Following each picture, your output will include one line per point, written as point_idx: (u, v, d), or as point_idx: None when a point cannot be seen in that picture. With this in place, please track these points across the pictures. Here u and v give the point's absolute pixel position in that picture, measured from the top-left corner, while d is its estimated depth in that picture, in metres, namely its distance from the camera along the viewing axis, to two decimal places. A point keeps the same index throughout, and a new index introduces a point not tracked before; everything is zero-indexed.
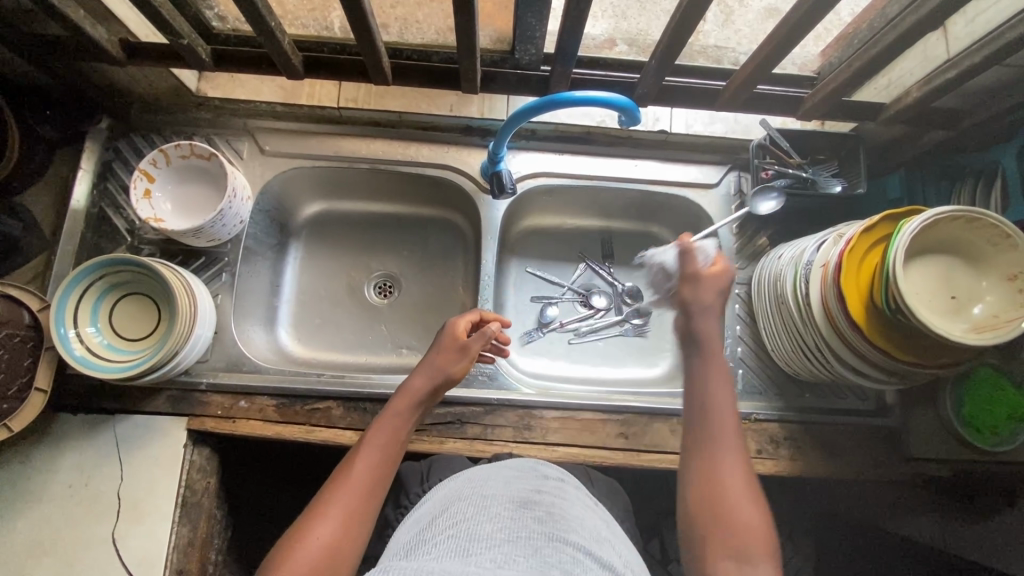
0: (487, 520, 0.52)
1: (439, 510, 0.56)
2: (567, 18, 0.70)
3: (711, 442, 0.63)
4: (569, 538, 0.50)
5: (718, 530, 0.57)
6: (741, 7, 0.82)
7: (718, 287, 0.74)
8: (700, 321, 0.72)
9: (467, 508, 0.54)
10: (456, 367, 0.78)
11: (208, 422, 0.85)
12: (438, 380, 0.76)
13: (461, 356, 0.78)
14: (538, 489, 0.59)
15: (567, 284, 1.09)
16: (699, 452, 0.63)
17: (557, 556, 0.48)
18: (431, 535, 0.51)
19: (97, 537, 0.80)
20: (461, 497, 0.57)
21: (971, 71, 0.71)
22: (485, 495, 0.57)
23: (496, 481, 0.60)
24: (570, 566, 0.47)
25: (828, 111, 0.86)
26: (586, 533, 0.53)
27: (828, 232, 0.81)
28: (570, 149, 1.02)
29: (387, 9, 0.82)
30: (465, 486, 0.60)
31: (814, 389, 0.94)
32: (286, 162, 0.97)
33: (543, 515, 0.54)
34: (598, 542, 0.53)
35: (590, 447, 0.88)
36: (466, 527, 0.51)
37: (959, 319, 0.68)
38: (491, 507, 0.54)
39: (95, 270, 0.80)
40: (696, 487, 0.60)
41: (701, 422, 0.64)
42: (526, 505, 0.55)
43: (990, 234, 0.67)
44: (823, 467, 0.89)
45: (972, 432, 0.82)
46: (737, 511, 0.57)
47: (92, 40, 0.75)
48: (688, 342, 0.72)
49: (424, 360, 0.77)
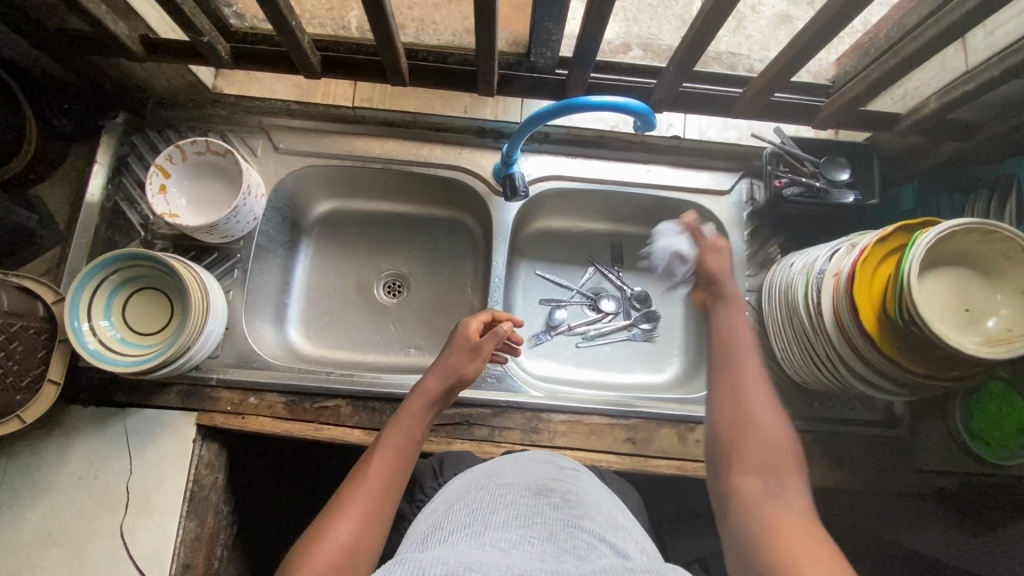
0: (503, 508, 0.54)
1: (457, 498, 0.59)
2: (586, 22, 0.70)
3: (738, 376, 0.69)
4: (584, 525, 0.51)
5: (747, 448, 0.62)
6: (753, 13, 0.82)
7: (727, 258, 0.85)
8: (725, 284, 0.82)
9: (484, 496, 0.57)
10: (468, 367, 0.79)
11: (219, 417, 0.86)
12: (451, 380, 0.77)
13: (473, 356, 0.79)
14: (553, 477, 0.61)
15: (576, 287, 1.10)
16: (727, 385, 0.69)
17: (572, 542, 0.49)
18: (449, 522, 0.53)
19: (106, 530, 0.80)
20: (478, 486, 0.60)
21: (990, 84, 0.71)
22: (501, 484, 0.59)
23: (512, 470, 0.63)
24: (585, 551, 0.48)
25: (844, 120, 0.86)
26: (602, 520, 0.54)
27: (841, 241, 0.81)
28: (583, 153, 1.02)
29: (404, 10, 0.81)
30: (482, 475, 0.63)
31: (823, 399, 0.94)
32: (298, 160, 0.98)
33: (558, 502, 0.55)
34: (613, 529, 0.54)
35: (597, 451, 0.88)
36: (481, 517, 0.53)
37: (973, 332, 0.67)
38: (507, 495, 0.56)
39: (109, 264, 0.80)
40: (726, 411, 0.66)
41: (726, 360, 0.72)
42: (541, 493, 0.57)
43: (1005, 247, 0.67)
44: (832, 477, 0.89)
45: (981, 446, 0.83)
46: (766, 434, 0.63)
47: (113, 35, 0.75)
48: (713, 301, 0.82)
49: (437, 360, 0.79)
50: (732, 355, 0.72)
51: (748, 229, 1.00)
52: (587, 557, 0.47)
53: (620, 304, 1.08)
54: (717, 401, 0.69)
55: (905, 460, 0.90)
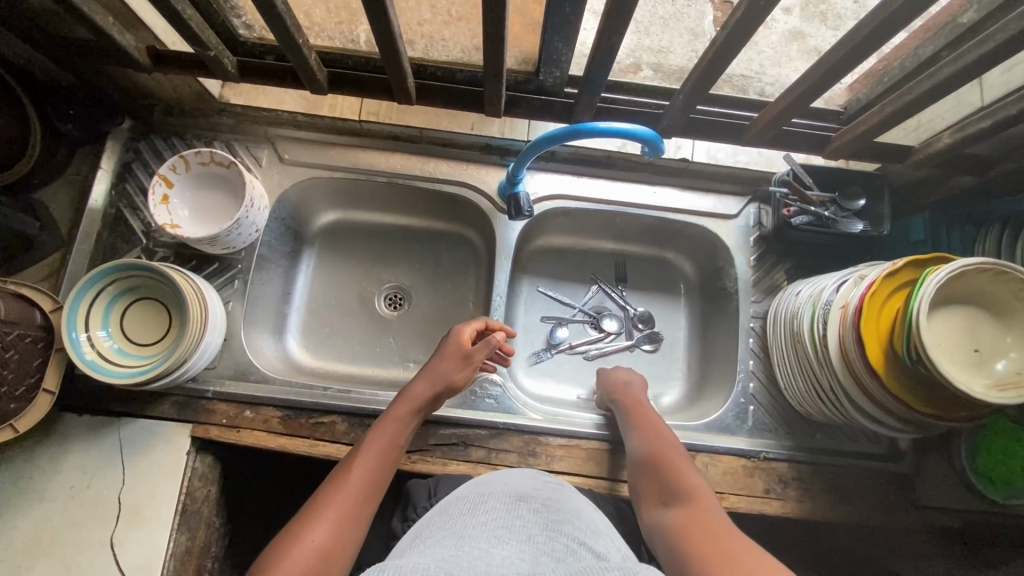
0: (482, 516, 0.53)
1: (437, 511, 0.58)
2: (596, 48, 0.70)
3: (653, 440, 0.73)
4: (563, 529, 0.51)
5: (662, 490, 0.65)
6: (765, 29, 0.87)
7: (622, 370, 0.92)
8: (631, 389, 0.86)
9: (463, 507, 0.56)
10: (458, 375, 0.80)
11: (213, 430, 0.85)
12: (439, 385, 0.78)
13: (464, 365, 0.81)
14: (535, 487, 0.61)
15: (579, 305, 1.08)
16: (642, 448, 0.72)
17: (550, 544, 0.48)
18: (428, 534, 0.52)
19: (95, 541, 0.79)
20: (461, 498, 0.59)
21: (1006, 122, 0.69)
22: (483, 493, 0.59)
23: (497, 483, 0.62)
24: (562, 553, 0.47)
25: (855, 151, 0.84)
26: (582, 525, 0.54)
27: (850, 272, 0.80)
28: (590, 172, 1.01)
29: (414, 26, 0.79)
30: (464, 488, 0.62)
31: (826, 430, 0.92)
32: (303, 172, 0.97)
33: (539, 507, 0.55)
34: (593, 535, 0.53)
35: (595, 477, 0.86)
36: (460, 524, 0.52)
37: (981, 374, 0.66)
38: (488, 502, 0.56)
39: (107, 274, 0.80)
40: (642, 470, 0.70)
41: (637, 431, 0.76)
42: (522, 499, 0.57)
43: (1017, 288, 0.65)
44: (831, 511, 0.87)
45: (986, 482, 0.84)
46: (680, 475, 0.65)
47: (119, 47, 0.75)
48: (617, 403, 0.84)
49: (428, 365, 0.80)
50: (643, 429, 0.75)
51: (756, 254, 0.99)
52: (564, 557, 0.46)
53: (623, 323, 1.08)
54: (638, 463, 0.71)
55: (907, 495, 0.88)
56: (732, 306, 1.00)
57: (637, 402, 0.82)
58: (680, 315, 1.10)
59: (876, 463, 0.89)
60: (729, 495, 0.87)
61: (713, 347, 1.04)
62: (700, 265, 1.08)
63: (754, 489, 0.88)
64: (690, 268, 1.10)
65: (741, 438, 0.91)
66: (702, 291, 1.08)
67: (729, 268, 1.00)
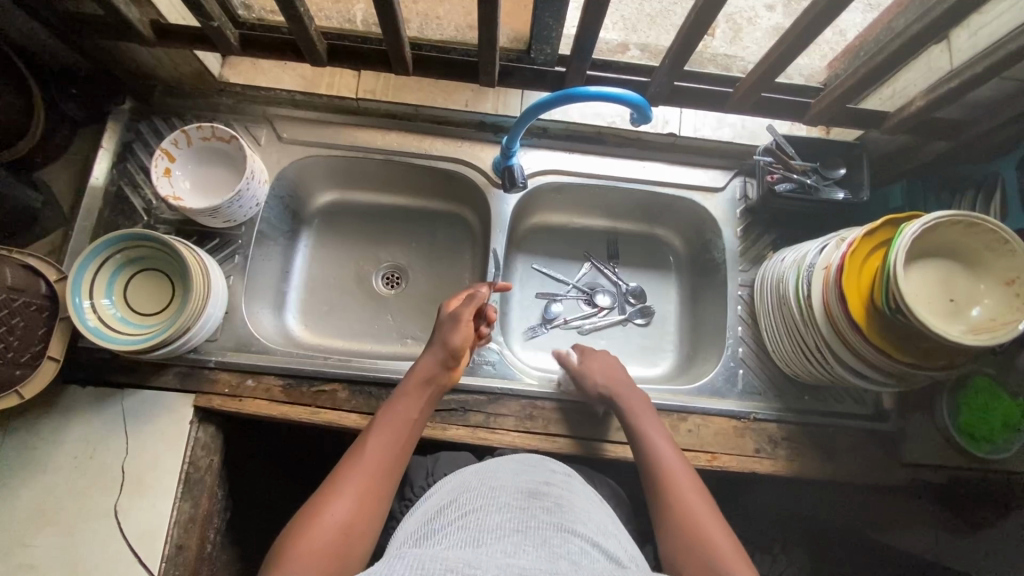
0: (496, 510, 0.54)
1: (448, 500, 0.59)
2: (585, 20, 0.73)
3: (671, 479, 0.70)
4: (576, 529, 0.53)
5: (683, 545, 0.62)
6: (750, 26, 0.87)
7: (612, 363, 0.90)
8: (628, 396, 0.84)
9: (476, 498, 0.57)
10: (456, 337, 0.80)
11: (216, 399, 0.86)
12: (443, 355, 0.80)
13: (458, 326, 0.81)
14: (546, 481, 0.62)
15: (572, 281, 1.11)
16: (657, 489, 0.70)
17: (565, 546, 0.50)
18: (442, 524, 0.54)
19: (99, 510, 0.80)
20: (468, 489, 0.60)
21: (971, 82, 0.73)
22: (493, 486, 0.59)
23: (503, 473, 0.63)
24: (579, 556, 0.49)
25: (833, 118, 0.88)
26: (592, 525, 0.56)
27: (831, 236, 0.83)
28: (581, 148, 1.04)
29: (409, 4, 0.84)
30: (473, 478, 0.62)
31: (814, 392, 0.95)
32: (301, 150, 0.99)
33: (551, 506, 0.56)
34: (604, 535, 0.55)
35: (592, 440, 0.89)
36: (476, 518, 0.53)
37: (958, 321, 0.69)
38: (500, 496, 0.57)
39: (113, 244, 0.82)
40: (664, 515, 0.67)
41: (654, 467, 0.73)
42: (534, 496, 0.57)
43: (988, 239, 0.69)
44: (820, 469, 0.90)
45: (968, 440, 0.85)
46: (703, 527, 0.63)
47: (125, 20, 0.77)
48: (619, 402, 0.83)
49: (430, 343, 0.82)
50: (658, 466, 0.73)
51: (742, 226, 1.02)
52: (580, 562, 0.48)
53: (615, 299, 1.10)
54: (654, 502, 0.69)
55: (892, 453, 0.91)
56: (719, 277, 1.03)
57: (646, 427, 0.79)
58: (671, 290, 1.13)
59: (864, 423, 0.92)
60: (720, 454, 0.90)
61: (702, 318, 1.07)
62: (689, 240, 1.11)
63: (746, 449, 0.90)
64: (680, 243, 1.13)
65: (731, 400, 0.94)
66: (692, 266, 1.12)
67: (717, 240, 1.04)
